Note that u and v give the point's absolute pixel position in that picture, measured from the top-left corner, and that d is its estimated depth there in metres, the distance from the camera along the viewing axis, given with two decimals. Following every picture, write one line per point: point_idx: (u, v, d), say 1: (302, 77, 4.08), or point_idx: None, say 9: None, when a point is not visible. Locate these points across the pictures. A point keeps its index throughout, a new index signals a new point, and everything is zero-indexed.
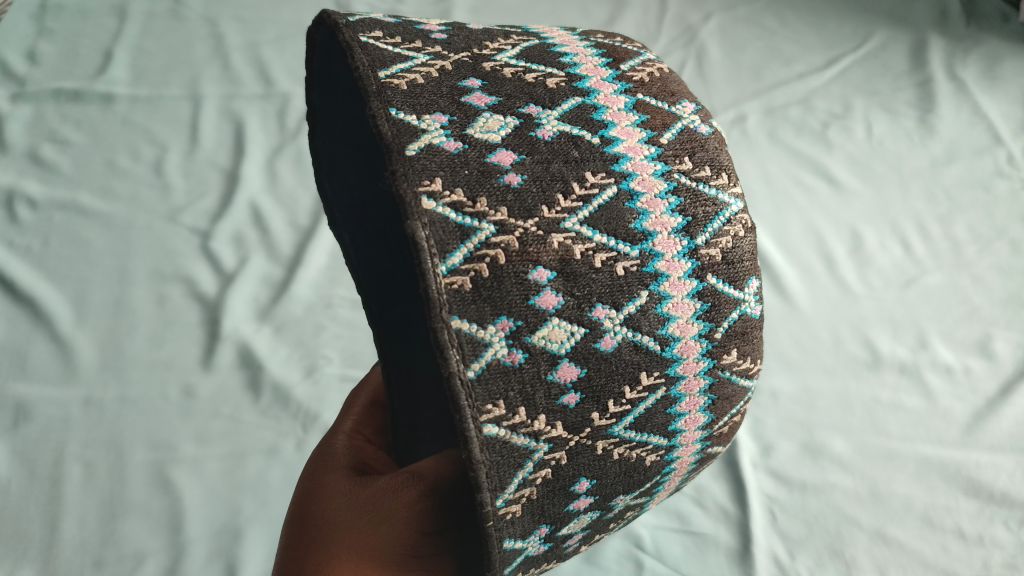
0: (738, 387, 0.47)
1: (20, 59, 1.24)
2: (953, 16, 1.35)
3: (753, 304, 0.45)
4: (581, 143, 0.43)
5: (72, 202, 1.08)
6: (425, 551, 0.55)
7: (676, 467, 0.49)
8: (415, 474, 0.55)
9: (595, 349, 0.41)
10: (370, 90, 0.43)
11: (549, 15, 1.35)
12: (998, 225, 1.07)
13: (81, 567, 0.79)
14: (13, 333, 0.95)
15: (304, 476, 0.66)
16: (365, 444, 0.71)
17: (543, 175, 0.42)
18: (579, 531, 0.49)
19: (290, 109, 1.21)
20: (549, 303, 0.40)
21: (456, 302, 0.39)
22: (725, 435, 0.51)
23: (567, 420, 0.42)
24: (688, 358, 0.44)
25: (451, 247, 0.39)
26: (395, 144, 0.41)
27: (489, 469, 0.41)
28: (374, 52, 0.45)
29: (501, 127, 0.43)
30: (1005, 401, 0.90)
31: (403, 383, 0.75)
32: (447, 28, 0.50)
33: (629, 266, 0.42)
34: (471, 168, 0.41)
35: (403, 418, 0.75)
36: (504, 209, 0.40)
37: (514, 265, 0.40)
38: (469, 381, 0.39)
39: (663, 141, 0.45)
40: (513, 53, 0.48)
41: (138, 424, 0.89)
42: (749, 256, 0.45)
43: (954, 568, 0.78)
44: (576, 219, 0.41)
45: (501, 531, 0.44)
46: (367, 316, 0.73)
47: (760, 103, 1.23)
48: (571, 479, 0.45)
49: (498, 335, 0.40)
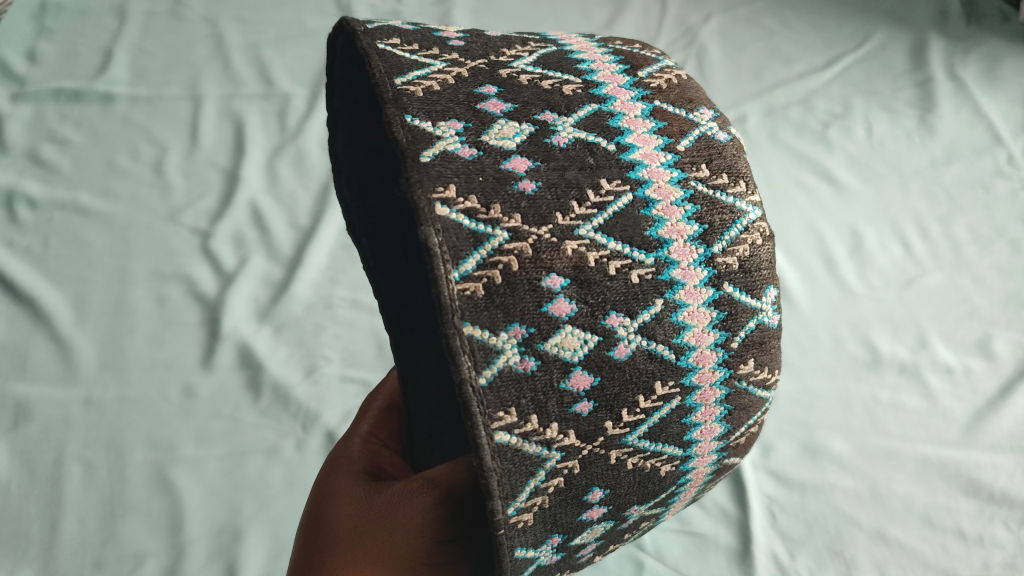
0: (755, 398, 0.47)
1: (19, 59, 1.24)
2: (953, 16, 1.35)
3: (771, 314, 0.45)
4: (597, 150, 0.44)
5: (72, 202, 1.07)
6: (439, 559, 0.55)
7: (691, 478, 0.49)
8: (431, 480, 0.55)
9: (610, 358, 0.41)
10: (387, 96, 0.43)
11: (549, 16, 1.35)
12: (998, 225, 1.07)
13: (81, 567, 0.79)
14: (13, 333, 0.95)
15: (319, 481, 0.66)
16: (381, 449, 0.71)
17: (558, 182, 0.42)
18: (592, 541, 0.49)
19: (291, 109, 1.21)
20: (563, 311, 0.40)
21: (469, 308, 0.39)
22: (742, 447, 0.50)
23: (581, 427, 0.42)
24: (704, 367, 0.44)
25: (465, 253, 0.39)
26: (411, 150, 0.41)
27: (500, 477, 0.41)
28: (391, 59, 0.45)
29: (516, 134, 0.43)
30: (1005, 401, 0.90)
31: (421, 389, 0.74)
32: (465, 35, 0.50)
33: (644, 274, 0.42)
34: (486, 174, 0.41)
35: (420, 424, 0.74)
36: (518, 216, 0.40)
37: (528, 272, 0.40)
38: (481, 388, 0.39)
39: (680, 148, 0.45)
40: (531, 60, 0.48)
41: (138, 424, 0.89)
42: (766, 265, 0.44)
43: (954, 567, 0.78)
44: (591, 227, 0.41)
45: (513, 540, 0.44)
46: (383, 321, 0.73)
47: (760, 103, 1.23)
48: (585, 489, 0.45)
49: (511, 342, 0.40)
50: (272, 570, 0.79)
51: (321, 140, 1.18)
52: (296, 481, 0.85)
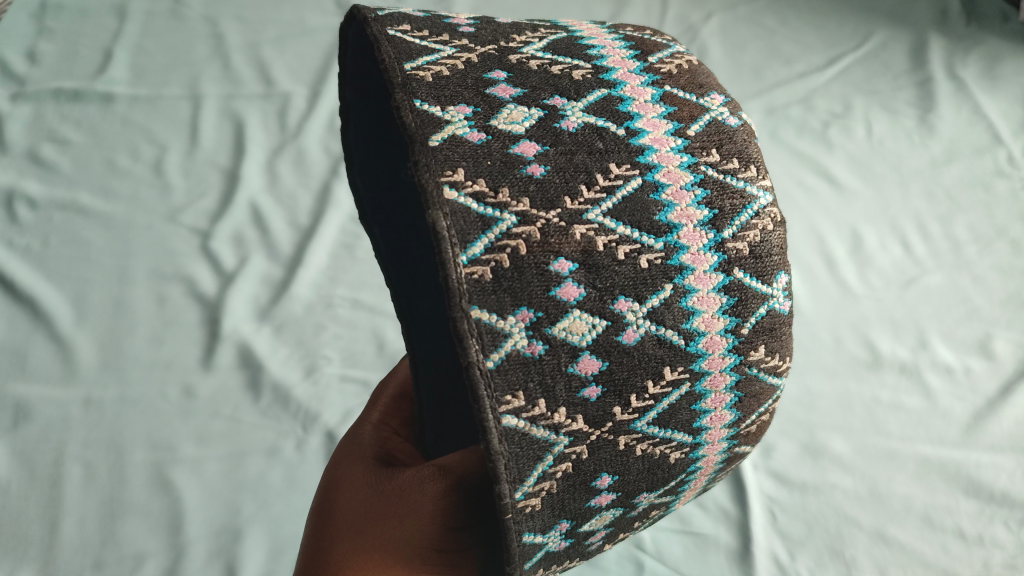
0: (766, 385, 0.46)
1: (19, 59, 1.24)
2: (953, 16, 1.35)
3: (782, 300, 0.44)
4: (606, 134, 0.43)
5: (71, 202, 1.07)
6: (449, 546, 0.56)
7: (701, 465, 0.49)
8: (441, 468, 0.56)
9: (618, 342, 0.41)
10: (395, 82, 0.43)
11: (549, 15, 1.34)
12: (998, 225, 1.07)
13: (81, 567, 0.79)
14: (13, 333, 0.95)
15: (332, 465, 0.67)
16: (392, 436, 0.72)
17: (566, 167, 0.42)
18: (601, 528, 0.49)
19: (291, 109, 1.21)
20: (571, 295, 0.40)
21: (477, 291, 0.39)
22: (753, 435, 0.50)
23: (589, 412, 0.42)
24: (714, 353, 0.43)
25: (472, 237, 0.39)
26: (419, 134, 0.41)
27: (508, 461, 0.41)
28: (401, 45, 0.45)
29: (526, 118, 0.43)
30: (1005, 401, 0.90)
31: (432, 376, 0.73)
32: (474, 22, 0.50)
33: (653, 258, 0.41)
34: (495, 158, 0.41)
35: (431, 411, 0.73)
36: (526, 200, 0.40)
37: (536, 256, 0.40)
38: (488, 372, 0.39)
39: (690, 133, 0.45)
40: (540, 46, 0.48)
41: (138, 424, 0.89)
42: (777, 251, 0.44)
43: (954, 568, 0.78)
44: (600, 211, 0.41)
45: (520, 525, 0.44)
46: (394, 309, 0.72)
47: (760, 103, 1.23)
48: (593, 475, 0.44)
49: (518, 326, 0.40)
50: (272, 570, 0.79)
51: (321, 140, 1.18)
52: (295, 481, 0.85)
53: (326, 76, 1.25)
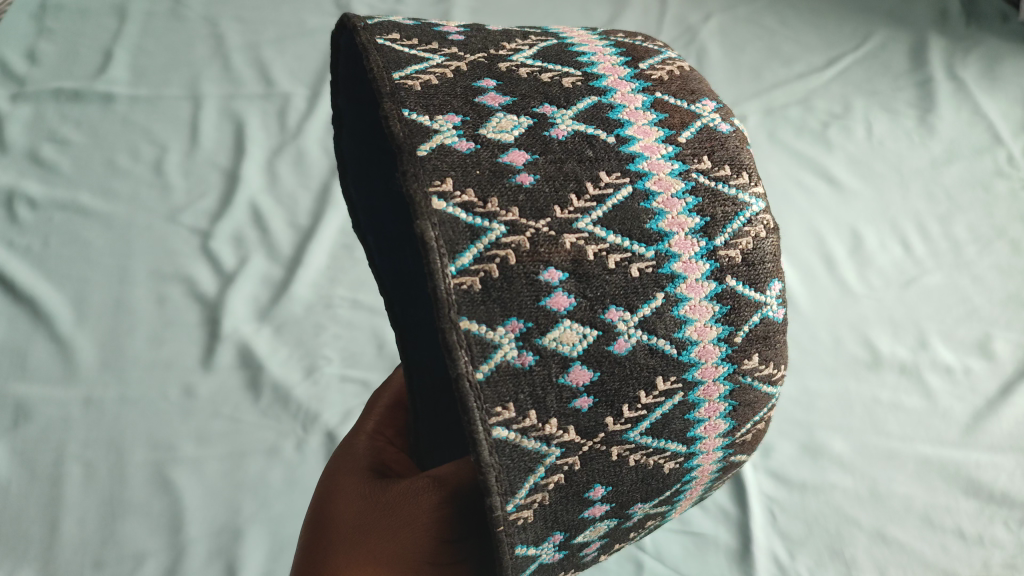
0: (760, 394, 0.46)
1: (19, 60, 1.25)
2: (953, 16, 1.34)
3: (775, 308, 0.44)
4: (596, 142, 0.43)
5: (72, 202, 1.08)
6: (443, 558, 0.56)
7: (696, 475, 0.49)
8: (436, 479, 0.56)
9: (609, 352, 0.41)
10: (384, 91, 0.43)
11: (548, 16, 1.34)
12: (998, 225, 1.07)
13: (81, 567, 0.79)
14: (13, 333, 0.95)
15: (327, 474, 0.68)
16: (387, 445, 0.72)
17: (556, 175, 0.42)
18: (596, 539, 0.49)
19: (290, 109, 1.21)
20: (561, 304, 0.40)
21: (466, 302, 0.39)
22: (748, 444, 0.50)
23: (580, 423, 0.42)
24: (706, 362, 0.43)
25: (461, 247, 0.39)
26: (408, 144, 0.41)
27: (498, 472, 0.41)
28: (390, 54, 0.45)
29: (515, 127, 0.43)
30: (1005, 401, 0.90)
31: (427, 386, 0.73)
32: (465, 30, 0.50)
33: (644, 267, 0.41)
34: (483, 168, 0.41)
35: (426, 421, 0.73)
36: (516, 210, 0.40)
37: (525, 266, 0.40)
38: (478, 383, 0.39)
39: (681, 140, 0.45)
40: (531, 54, 0.48)
41: (138, 424, 0.89)
42: (771, 258, 0.44)
43: (954, 568, 0.78)
44: (590, 220, 0.41)
45: (512, 537, 0.44)
46: (388, 317, 0.71)
47: (759, 103, 1.23)
48: (585, 486, 0.44)
49: (508, 336, 0.40)
50: (272, 570, 0.79)
51: (321, 140, 1.18)
52: (295, 481, 0.85)
53: (326, 77, 1.25)
